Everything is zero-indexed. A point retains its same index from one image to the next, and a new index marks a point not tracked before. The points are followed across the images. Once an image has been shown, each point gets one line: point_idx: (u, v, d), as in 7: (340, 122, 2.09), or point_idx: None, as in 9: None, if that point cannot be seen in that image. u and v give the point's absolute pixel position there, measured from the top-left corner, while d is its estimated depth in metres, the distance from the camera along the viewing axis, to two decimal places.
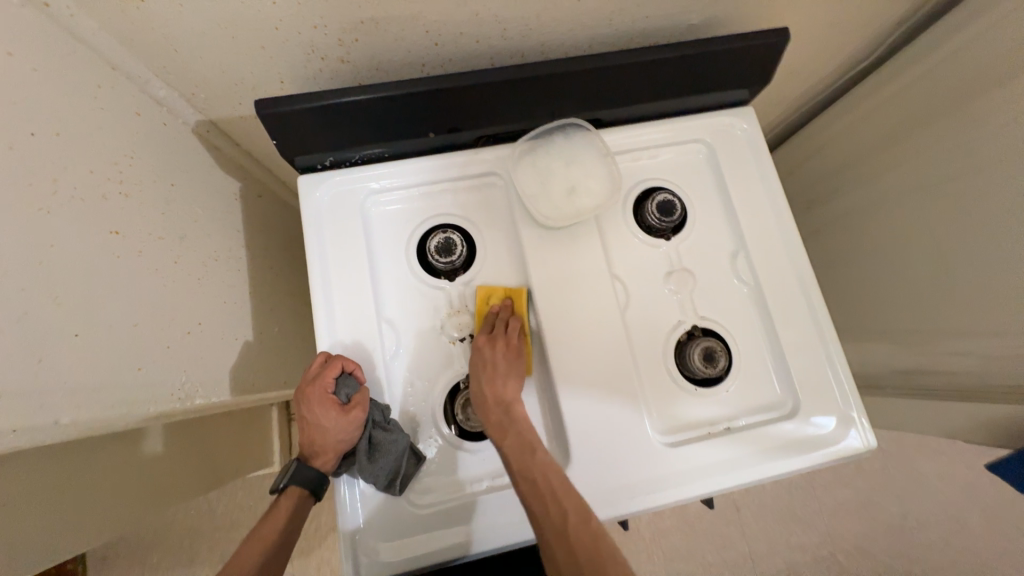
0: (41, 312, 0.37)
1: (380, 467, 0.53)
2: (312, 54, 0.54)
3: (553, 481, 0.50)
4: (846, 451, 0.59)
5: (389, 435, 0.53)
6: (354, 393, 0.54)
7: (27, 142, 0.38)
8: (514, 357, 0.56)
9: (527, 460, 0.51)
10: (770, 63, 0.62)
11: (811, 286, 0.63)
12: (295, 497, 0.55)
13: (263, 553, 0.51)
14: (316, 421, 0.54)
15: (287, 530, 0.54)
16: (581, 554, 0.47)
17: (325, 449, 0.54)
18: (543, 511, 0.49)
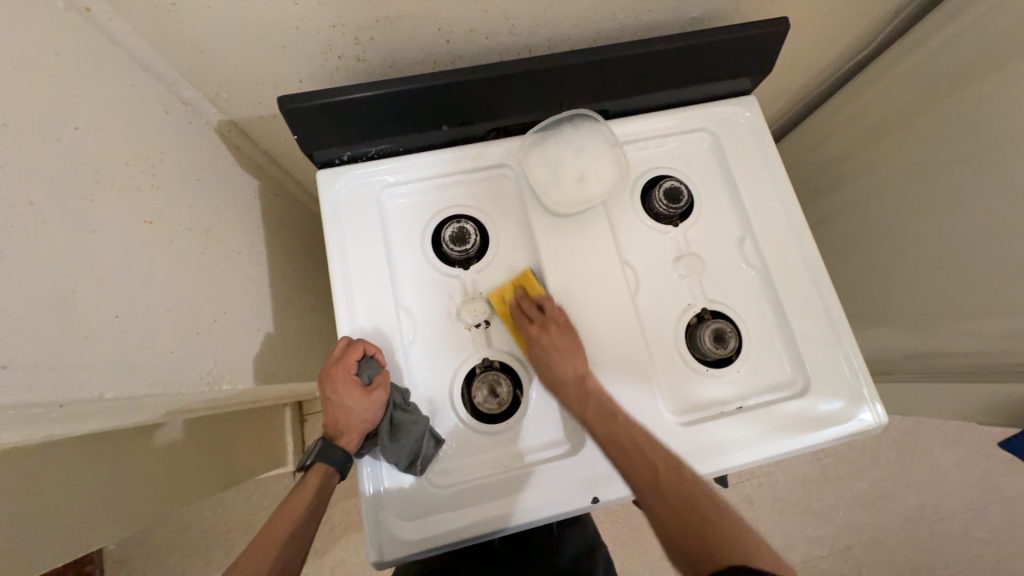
0: (86, 291, 0.39)
1: (402, 447, 0.54)
2: (330, 52, 0.56)
3: (662, 461, 0.53)
4: (857, 427, 0.60)
5: (411, 416, 0.55)
6: (375, 374, 0.56)
7: (72, 136, 0.40)
8: (566, 332, 0.58)
9: (611, 426, 0.54)
10: (770, 53, 0.64)
11: (818, 268, 0.64)
12: (321, 474, 0.56)
13: (293, 525, 0.53)
14: (339, 402, 0.55)
15: (314, 505, 0.55)
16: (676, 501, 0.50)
17: (349, 428, 0.56)
18: (633, 468, 0.52)
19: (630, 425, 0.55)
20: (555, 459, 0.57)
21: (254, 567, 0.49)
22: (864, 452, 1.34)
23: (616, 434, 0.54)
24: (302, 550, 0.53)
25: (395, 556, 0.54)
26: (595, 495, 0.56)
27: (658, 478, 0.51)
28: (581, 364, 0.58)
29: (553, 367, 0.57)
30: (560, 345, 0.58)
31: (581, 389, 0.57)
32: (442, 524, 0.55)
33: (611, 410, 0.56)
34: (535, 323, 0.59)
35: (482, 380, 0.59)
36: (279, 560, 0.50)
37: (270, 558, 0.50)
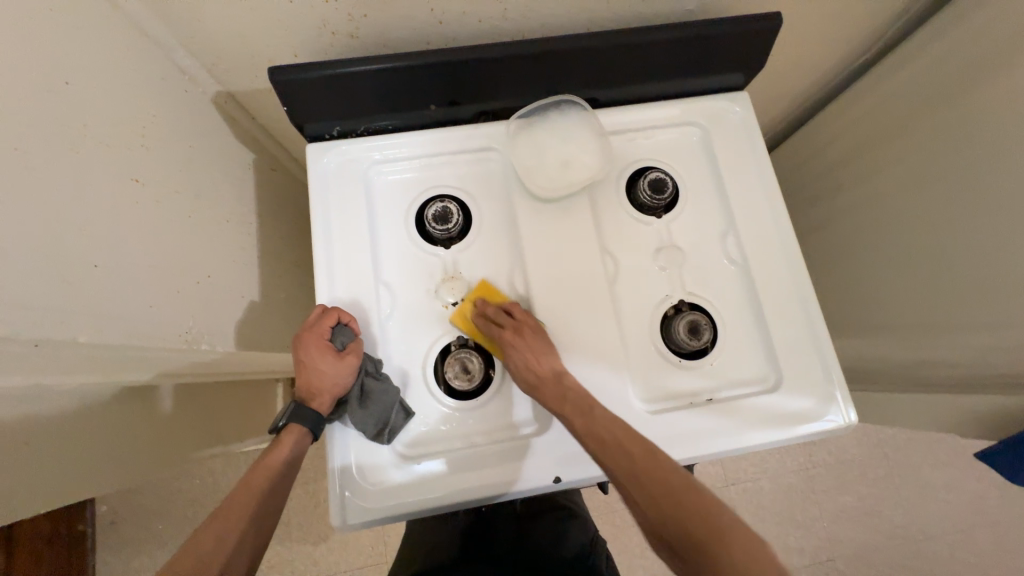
0: (67, 238, 0.40)
1: (371, 414, 0.56)
2: (324, 28, 0.58)
3: (626, 435, 0.51)
4: (826, 426, 0.60)
5: (381, 385, 0.57)
6: (349, 341, 0.58)
7: (64, 91, 0.42)
8: (538, 333, 0.58)
9: (579, 404, 0.54)
10: (762, 49, 0.65)
11: (799, 266, 0.64)
12: (295, 434, 0.57)
13: (269, 480, 0.55)
14: (312, 366, 0.56)
15: (288, 462, 0.57)
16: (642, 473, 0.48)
17: (321, 391, 0.57)
18: (598, 444, 0.51)
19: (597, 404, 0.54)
20: (521, 438, 0.58)
21: (233, 518, 0.51)
22: (852, 466, 1.32)
23: (583, 409, 0.54)
24: (279, 502, 0.56)
25: (360, 520, 0.55)
26: (558, 475, 0.57)
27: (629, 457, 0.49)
28: (553, 364, 0.57)
29: (531, 368, 0.56)
30: (535, 347, 0.57)
31: (559, 388, 0.55)
32: (407, 494, 0.56)
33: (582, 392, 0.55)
34: (506, 328, 0.58)
35: (455, 356, 0.60)
36: (257, 512, 0.52)
37: (250, 510, 0.52)
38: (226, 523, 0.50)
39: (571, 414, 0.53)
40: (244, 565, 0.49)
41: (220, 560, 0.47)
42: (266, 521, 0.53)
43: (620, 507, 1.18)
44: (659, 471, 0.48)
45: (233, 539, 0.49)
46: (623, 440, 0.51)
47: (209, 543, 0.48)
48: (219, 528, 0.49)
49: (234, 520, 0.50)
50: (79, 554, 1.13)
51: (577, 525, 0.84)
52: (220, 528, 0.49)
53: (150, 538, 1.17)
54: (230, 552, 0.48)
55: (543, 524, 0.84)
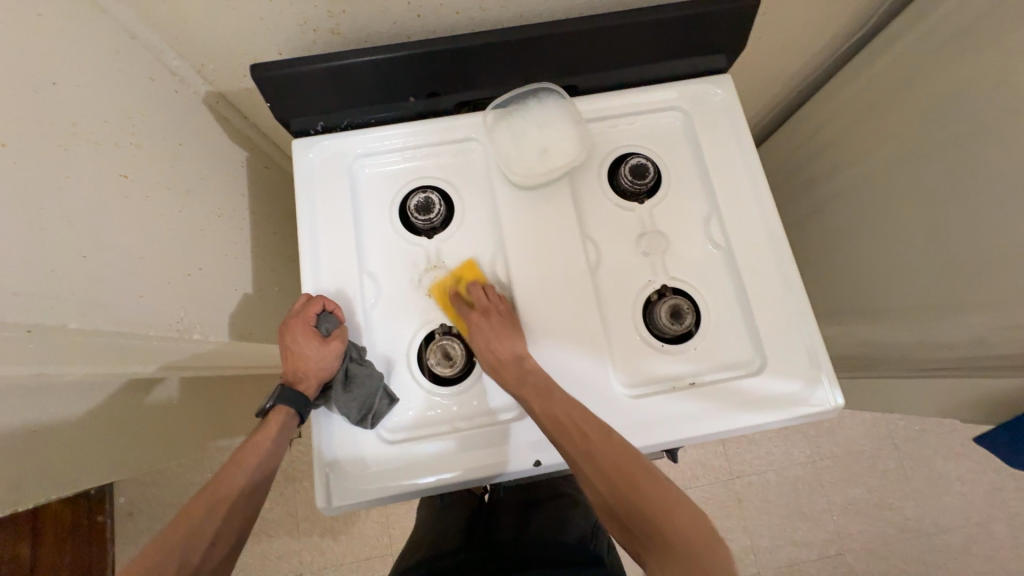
0: (56, 229, 0.43)
1: (354, 398, 0.57)
2: (305, 25, 0.59)
3: (593, 430, 0.52)
4: (810, 409, 0.59)
5: (365, 369, 0.58)
6: (334, 328, 0.59)
7: (51, 91, 0.44)
8: (506, 317, 0.59)
9: (548, 401, 0.54)
10: (744, 27, 0.64)
11: (783, 248, 0.63)
12: (283, 415, 0.59)
13: (258, 457, 0.57)
14: (298, 351, 0.58)
15: (276, 442, 0.58)
16: (606, 466, 0.50)
17: (307, 374, 0.59)
18: (567, 440, 0.52)
19: (566, 400, 0.55)
20: (501, 422, 0.59)
21: (222, 493, 0.53)
22: (862, 458, 1.29)
23: (551, 407, 0.54)
24: (269, 476, 0.58)
25: (343, 502, 0.57)
26: (538, 458, 0.57)
27: (596, 453, 0.51)
28: (520, 347, 0.58)
29: (493, 348, 0.58)
30: (498, 330, 0.58)
31: (519, 370, 0.57)
32: (389, 478, 0.57)
33: (549, 385, 0.56)
34: (474, 312, 0.60)
35: (438, 343, 0.61)
36: (247, 487, 0.55)
37: (240, 486, 0.54)
38: (218, 497, 0.52)
39: (530, 396, 0.55)
40: (236, 535, 0.52)
41: (211, 531, 0.50)
42: (257, 494, 0.56)
43: None
44: (625, 466, 0.50)
45: (223, 511, 0.52)
46: (589, 435, 0.52)
47: (199, 515, 0.51)
48: (210, 500, 0.52)
49: (225, 494, 0.53)
50: (100, 544, 1.18)
51: (579, 512, 0.84)
52: (211, 501, 0.52)
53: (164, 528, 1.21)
54: (221, 523, 0.51)
55: (544, 512, 0.84)
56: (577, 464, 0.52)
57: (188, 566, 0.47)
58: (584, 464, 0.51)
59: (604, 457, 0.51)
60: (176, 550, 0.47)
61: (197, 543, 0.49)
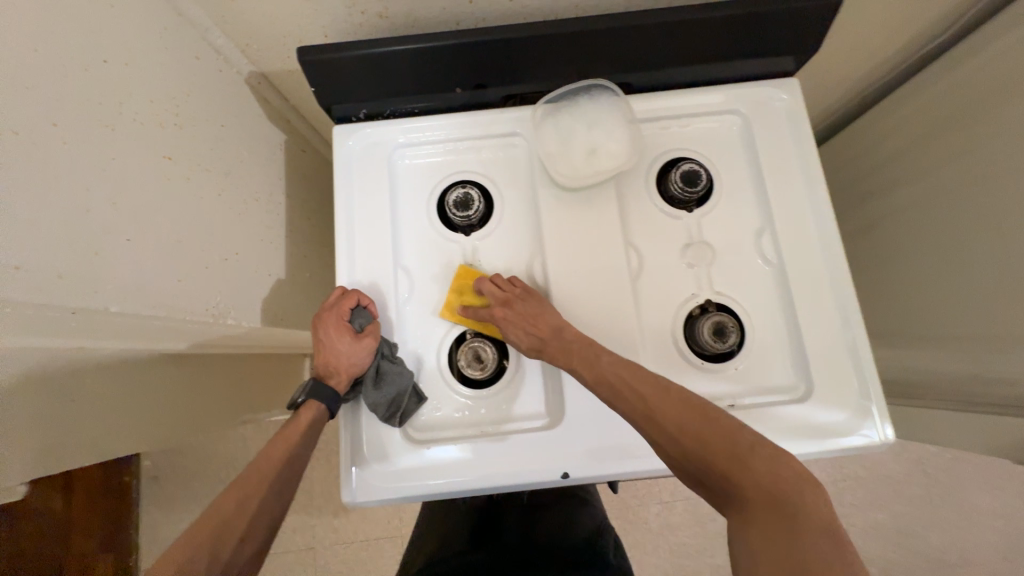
0: (102, 212, 0.42)
1: (384, 396, 0.57)
2: (353, 8, 0.57)
3: (651, 390, 0.49)
4: (857, 442, 0.56)
5: (396, 367, 0.57)
6: (367, 324, 0.59)
7: (101, 68, 0.43)
8: (526, 298, 0.57)
9: (595, 363, 0.52)
10: (818, 28, 0.59)
11: (841, 271, 0.59)
12: (314, 409, 0.59)
13: (287, 451, 0.57)
14: (332, 346, 0.58)
15: (306, 436, 0.59)
16: (671, 425, 0.47)
17: (338, 369, 0.59)
18: (625, 404, 0.50)
19: (616, 363, 0.52)
20: (531, 430, 0.58)
21: (252, 485, 0.53)
22: (889, 483, 1.24)
23: (604, 372, 0.52)
24: (297, 472, 0.58)
25: (369, 499, 0.57)
26: (566, 471, 0.56)
27: (656, 413, 0.48)
28: (556, 318, 0.56)
29: (535, 330, 0.56)
30: (527, 311, 0.56)
31: (559, 340, 0.55)
32: (416, 478, 0.57)
33: (596, 349, 0.54)
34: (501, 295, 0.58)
35: (469, 345, 0.60)
36: (276, 482, 0.55)
37: (269, 480, 0.55)
38: (248, 490, 0.53)
39: (578, 363, 0.53)
40: (264, 529, 0.52)
41: (241, 523, 0.50)
42: (286, 489, 0.56)
43: (634, 503, 1.20)
44: (689, 422, 0.46)
45: (253, 505, 0.52)
46: (646, 395, 0.49)
47: (230, 506, 0.51)
48: (241, 492, 0.52)
49: (255, 487, 0.53)
50: (126, 504, 1.22)
51: (589, 512, 0.82)
52: (241, 495, 0.52)
53: (186, 495, 1.25)
54: (250, 519, 0.51)
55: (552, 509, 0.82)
56: (640, 426, 0.49)
57: (218, 561, 0.47)
58: (646, 426, 0.48)
59: (667, 417, 0.47)
60: (207, 543, 0.47)
61: (228, 536, 0.49)
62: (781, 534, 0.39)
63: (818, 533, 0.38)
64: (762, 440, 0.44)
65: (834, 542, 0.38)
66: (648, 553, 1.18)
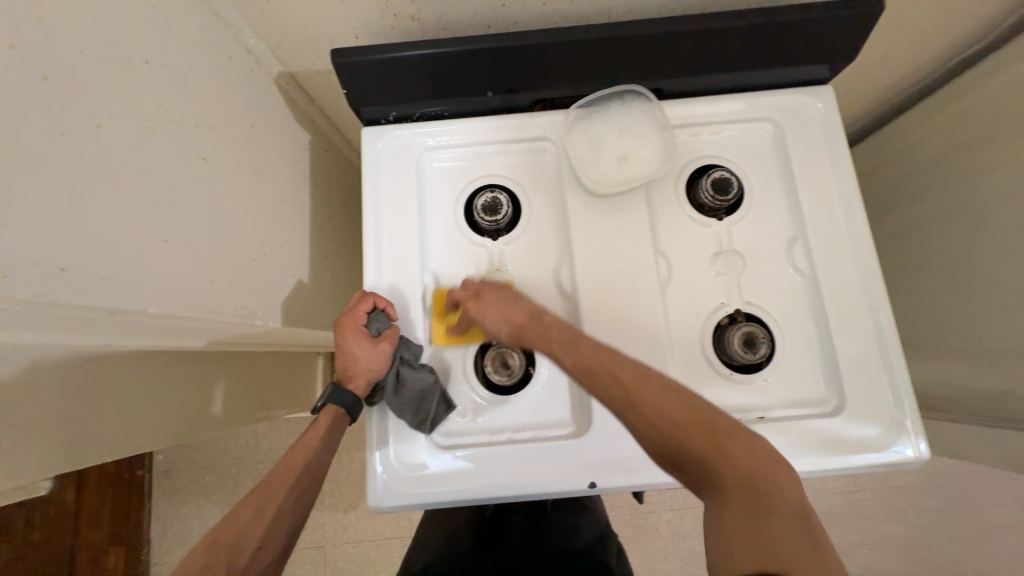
0: (141, 214, 0.42)
1: (407, 402, 0.57)
2: (386, 10, 0.57)
3: (629, 373, 0.45)
4: (891, 458, 0.55)
5: (415, 373, 0.57)
6: (384, 328, 0.58)
7: (143, 69, 0.43)
8: (496, 289, 0.54)
9: (574, 350, 0.47)
10: (857, 36, 0.58)
11: (876, 284, 0.59)
12: (332, 414, 0.60)
13: (308, 455, 0.57)
14: (349, 351, 0.58)
15: (326, 441, 0.59)
16: (649, 410, 0.43)
17: (356, 375, 0.58)
18: (603, 390, 0.45)
19: (597, 348, 0.47)
20: (558, 438, 0.57)
21: (272, 492, 0.53)
22: (904, 494, 1.23)
23: (581, 359, 0.47)
24: (317, 478, 0.58)
25: (394, 503, 0.57)
26: (593, 480, 0.56)
27: (636, 398, 0.43)
28: (529, 305, 0.52)
29: (507, 316, 0.52)
30: (499, 299, 0.53)
31: (539, 328, 0.50)
32: (441, 483, 0.57)
33: (574, 333, 0.49)
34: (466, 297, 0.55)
35: (496, 350, 0.59)
36: (296, 487, 0.55)
37: (288, 486, 0.55)
38: (269, 495, 0.53)
39: (558, 351, 0.48)
40: (283, 536, 0.52)
41: (262, 527, 0.51)
42: (305, 495, 0.56)
43: (644, 511, 1.20)
44: (671, 409, 0.42)
45: (270, 512, 0.52)
46: (626, 379, 0.44)
47: (249, 513, 0.51)
48: (260, 499, 0.52)
49: (273, 494, 0.53)
50: (137, 496, 1.23)
51: (587, 518, 0.80)
52: (259, 502, 0.52)
53: (198, 491, 1.25)
54: (267, 526, 0.51)
55: (553, 516, 0.79)
56: (616, 410, 0.44)
57: (235, 569, 0.47)
58: (626, 411, 0.44)
59: (646, 400, 0.43)
60: (224, 552, 0.47)
61: (246, 544, 0.49)
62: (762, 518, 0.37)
63: (793, 519, 0.37)
64: (742, 426, 0.42)
65: (805, 526, 0.37)
66: (657, 561, 1.17)
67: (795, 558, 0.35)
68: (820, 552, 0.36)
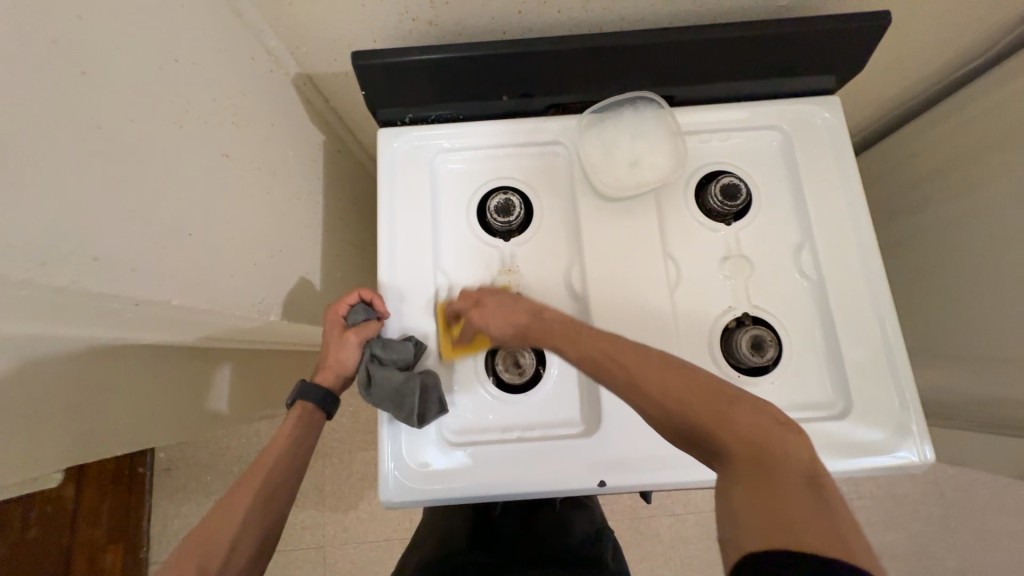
0: (168, 208, 0.43)
1: (381, 399, 0.56)
2: (405, 14, 0.58)
3: (630, 353, 0.46)
4: (897, 462, 0.56)
5: (384, 370, 0.56)
6: (358, 320, 0.60)
7: (172, 68, 0.44)
8: (493, 294, 0.55)
9: (578, 338, 0.48)
10: (864, 48, 0.59)
11: (881, 290, 0.60)
12: (304, 407, 0.60)
13: (280, 450, 0.57)
14: (326, 342, 0.61)
15: (299, 436, 0.59)
16: (652, 388, 0.43)
17: (328, 365, 0.60)
18: (608, 373, 0.46)
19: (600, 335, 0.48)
20: (568, 437, 0.58)
21: (244, 490, 0.53)
22: (905, 502, 1.23)
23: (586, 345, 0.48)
24: (293, 480, 0.57)
25: (405, 499, 0.57)
26: (602, 479, 0.56)
27: (638, 377, 0.44)
28: (528, 305, 0.53)
29: (507, 319, 0.53)
30: (497, 304, 0.54)
31: (541, 324, 0.51)
32: (451, 479, 0.57)
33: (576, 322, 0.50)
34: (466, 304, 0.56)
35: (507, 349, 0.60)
36: (263, 493, 0.53)
37: (260, 482, 0.54)
38: (234, 503, 0.52)
39: (561, 342, 0.49)
40: (258, 531, 0.51)
41: (226, 537, 0.49)
42: (281, 490, 0.55)
43: (646, 514, 1.20)
44: (675, 386, 0.43)
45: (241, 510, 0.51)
46: (628, 359, 0.45)
47: (221, 514, 0.51)
48: (233, 498, 0.52)
49: (245, 492, 0.53)
50: (138, 493, 1.23)
51: (584, 515, 0.80)
52: (232, 501, 0.52)
53: (199, 488, 1.25)
54: (239, 524, 0.51)
55: (551, 513, 0.80)
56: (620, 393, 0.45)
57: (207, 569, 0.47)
58: (629, 391, 0.44)
59: (648, 381, 0.44)
60: (196, 552, 0.47)
61: (219, 544, 0.49)
62: (771, 486, 0.37)
63: (805, 487, 0.37)
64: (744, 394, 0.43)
65: (810, 481, 0.38)
66: (658, 565, 1.17)
67: (803, 515, 0.35)
68: (831, 511, 0.36)
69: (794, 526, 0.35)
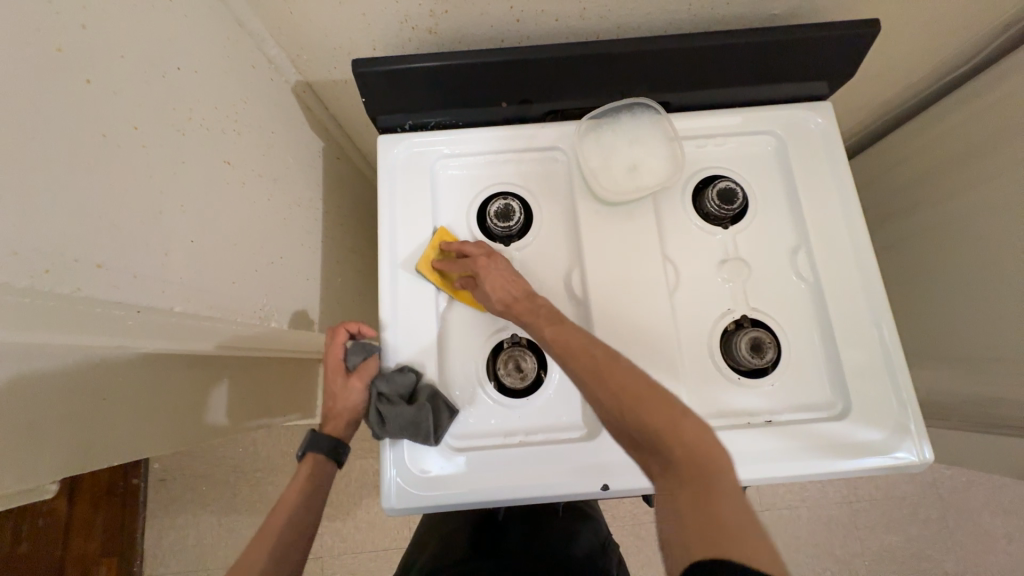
0: (171, 215, 0.43)
1: (395, 432, 0.56)
2: (405, 23, 0.59)
3: (598, 351, 0.47)
4: (896, 462, 0.56)
5: (393, 408, 0.56)
6: (360, 361, 0.61)
7: (175, 76, 0.45)
8: (497, 261, 0.58)
9: (557, 330, 0.51)
10: (854, 55, 0.61)
11: (877, 291, 0.61)
12: (315, 460, 0.60)
13: (299, 496, 0.58)
14: (332, 390, 0.62)
15: (315, 482, 0.59)
16: (614, 386, 0.44)
17: (339, 412, 0.61)
18: (574, 363, 0.48)
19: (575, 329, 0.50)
20: (570, 441, 0.58)
21: (266, 537, 0.54)
22: (903, 504, 1.23)
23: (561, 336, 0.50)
24: (309, 530, 0.57)
25: (408, 505, 0.57)
26: (606, 482, 0.56)
27: (602, 373, 0.45)
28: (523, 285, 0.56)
29: (505, 287, 0.56)
30: (501, 273, 0.57)
31: (530, 305, 0.54)
32: (453, 485, 0.57)
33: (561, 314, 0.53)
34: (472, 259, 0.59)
35: (508, 353, 0.60)
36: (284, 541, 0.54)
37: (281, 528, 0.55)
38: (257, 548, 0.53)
39: (542, 323, 0.52)
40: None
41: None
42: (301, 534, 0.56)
43: (646, 520, 1.19)
44: (636, 388, 0.43)
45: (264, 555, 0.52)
46: (596, 355, 0.47)
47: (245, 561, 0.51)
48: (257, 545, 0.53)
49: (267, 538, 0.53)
50: (130, 505, 1.20)
51: (589, 527, 0.79)
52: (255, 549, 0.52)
53: (193, 499, 1.22)
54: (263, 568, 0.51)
55: (556, 525, 0.78)
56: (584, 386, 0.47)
57: None
58: (591, 383, 0.46)
59: (612, 379, 0.45)
60: None
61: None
62: (707, 501, 0.37)
63: (736, 499, 0.38)
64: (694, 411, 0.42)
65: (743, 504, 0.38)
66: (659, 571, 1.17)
67: (732, 533, 0.35)
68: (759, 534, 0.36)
69: (719, 539, 0.35)
